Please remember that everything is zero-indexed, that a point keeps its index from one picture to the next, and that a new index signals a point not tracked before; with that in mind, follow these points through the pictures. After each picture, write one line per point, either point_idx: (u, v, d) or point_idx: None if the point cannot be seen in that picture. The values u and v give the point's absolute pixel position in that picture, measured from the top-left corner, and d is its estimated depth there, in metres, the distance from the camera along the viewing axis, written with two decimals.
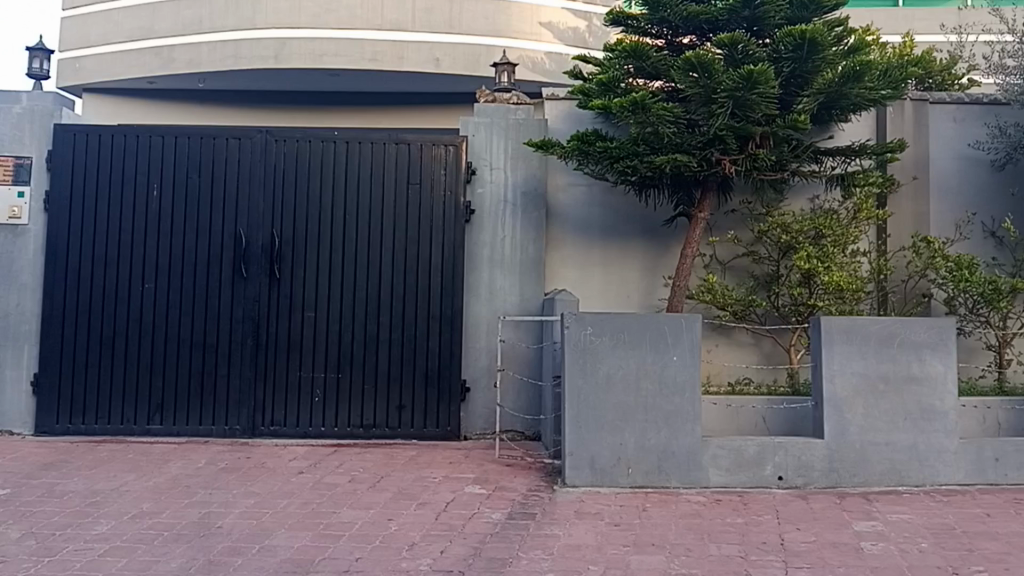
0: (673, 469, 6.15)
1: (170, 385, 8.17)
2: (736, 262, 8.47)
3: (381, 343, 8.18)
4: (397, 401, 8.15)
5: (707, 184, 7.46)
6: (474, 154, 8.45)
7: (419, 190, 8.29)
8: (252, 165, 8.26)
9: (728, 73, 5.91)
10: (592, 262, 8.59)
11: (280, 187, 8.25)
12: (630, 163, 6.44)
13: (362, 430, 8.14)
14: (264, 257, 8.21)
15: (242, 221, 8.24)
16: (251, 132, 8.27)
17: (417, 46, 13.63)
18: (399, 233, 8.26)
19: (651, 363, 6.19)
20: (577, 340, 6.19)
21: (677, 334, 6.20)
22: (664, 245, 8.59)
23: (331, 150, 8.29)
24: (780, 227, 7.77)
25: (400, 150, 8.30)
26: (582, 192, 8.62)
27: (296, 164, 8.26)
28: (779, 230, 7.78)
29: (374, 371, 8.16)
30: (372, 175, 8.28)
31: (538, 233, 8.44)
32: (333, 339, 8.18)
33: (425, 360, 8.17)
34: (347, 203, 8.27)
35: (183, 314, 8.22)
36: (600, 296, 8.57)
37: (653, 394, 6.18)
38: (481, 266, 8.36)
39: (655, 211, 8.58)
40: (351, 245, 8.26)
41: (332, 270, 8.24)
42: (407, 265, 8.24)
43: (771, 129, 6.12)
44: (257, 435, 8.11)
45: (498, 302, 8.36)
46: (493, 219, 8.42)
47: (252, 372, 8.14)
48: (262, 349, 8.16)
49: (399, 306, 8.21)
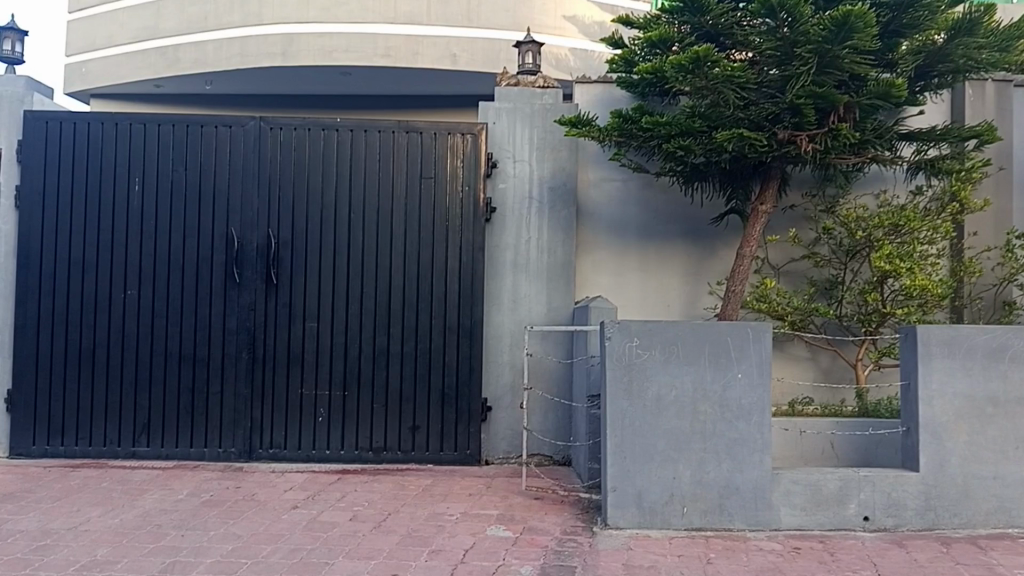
0: (739, 506, 5.19)
1: (158, 404, 7.20)
2: (792, 267, 7.35)
3: (394, 357, 7.19)
4: (411, 421, 7.16)
5: (768, 170, 6.39)
6: (494, 145, 7.40)
7: (434, 185, 7.28)
8: (245, 159, 7.26)
9: (815, 21, 4.97)
10: (627, 267, 7.49)
11: (278, 182, 7.25)
12: (684, 142, 5.49)
13: (372, 454, 7.16)
14: (259, 261, 7.23)
15: (235, 219, 7.25)
16: (242, 119, 7.26)
17: (433, 40, 11.61)
18: (413, 232, 7.27)
19: (711, 382, 5.24)
20: (622, 354, 5.23)
21: (741, 344, 5.24)
22: (711, 249, 7.49)
23: (333, 140, 7.29)
24: (853, 221, 6.77)
25: (412, 139, 7.29)
26: (617, 188, 7.53)
27: (293, 156, 7.25)
28: (853, 225, 6.78)
29: (385, 389, 7.17)
30: (380, 168, 7.28)
31: (568, 234, 7.38)
32: (339, 353, 7.19)
33: (442, 377, 7.18)
34: (353, 200, 7.27)
35: (171, 325, 7.24)
36: (639, 306, 7.48)
37: (713, 419, 5.22)
38: (504, 271, 7.37)
39: (702, 207, 7.50)
40: (358, 248, 7.25)
41: (337, 276, 7.24)
42: (421, 269, 7.25)
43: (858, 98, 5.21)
44: (255, 458, 7.15)
45: (522, 311, 7.35)
46: (517, 218, 7.39)
47: (247, 390, 7.16)
48: (259, 364, 7.18)
49: (412, 315, 7.22)
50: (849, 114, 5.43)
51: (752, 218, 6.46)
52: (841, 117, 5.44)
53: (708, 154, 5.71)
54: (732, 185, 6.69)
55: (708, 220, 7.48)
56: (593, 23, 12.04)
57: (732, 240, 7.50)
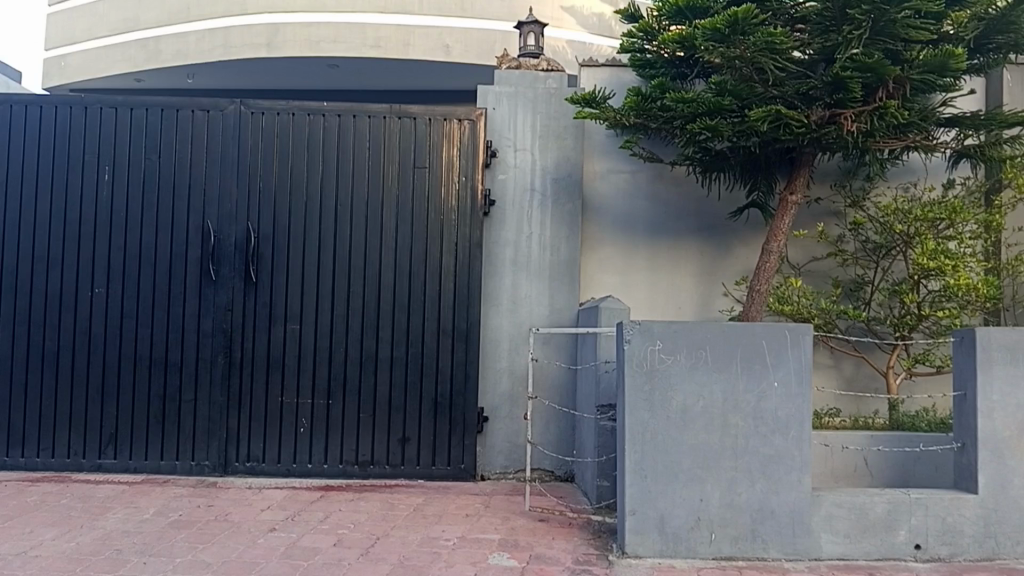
0: (775, 532, 4.70)
1: (127, 412, 6.57)
2: (814, 267, 6.59)
3: (383, 363, 6.55)
4: (400, 432, 6.52)
5: (800, 156, 5.72)
6: (494, 132, 6.78)
7: (428, 175, 6.62)
8: (223, 145, 6.62)
9: None
10: (635, 266, 6.83)
11: (258, 171, 6.60)
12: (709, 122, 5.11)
13: (357, 468, 6.52)
14: (238, 257, 6.57)
15: (212, 211, 6.60)
16: (221, 102, 6.63)
17: (426, 31, 10.74)
18: (405, 226, 6.61)
19: (743, 392, 4.77)
20: (644, 359, 4.78)
21: (777, 348, 4.78)
22: (727, 248, 6.83)
23: (320, 126, 6.62)
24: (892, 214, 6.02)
25: (406, 125, 6.63)
26: (625, 180, 6.88)
27: (275, 141, 6.61)
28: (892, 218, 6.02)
29: (373, 397, 6.54)
30: (370, 158, 6.62)
31: (572, 229, 6.74)
32: (324, 359, 6.55)
33: (435, 384, 6.55)
34: (339, 191, 6.61)
35: (141, 326, 6.61)
36: (648, 308, 6.81)
37: (746, 434, 4.75)
38: (502, 269, 6.72)
39: (720, 201, 6.85)
40: (345, 242, 6.60)
41: (322, 274, 6.59)
42: (414, 266, 6.60)
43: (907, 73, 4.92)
44: (230, 473, 6.51)
45: (522, 314, 6.70)
46: (518, 212, 6.75)
47: (224, 399, 6.53)
48: (236, 370, 6.55)
49: (403, 317, 6.58)
50: (897, 91, 5.05)
51: (780, 209, 5.83)
52: (888, 94, 5.05)
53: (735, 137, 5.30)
54: (754, 178, 6.08)
55: (726, 215, 6.82)
56: (592, 14, 11.25)
57: (750, 235, 6.84)
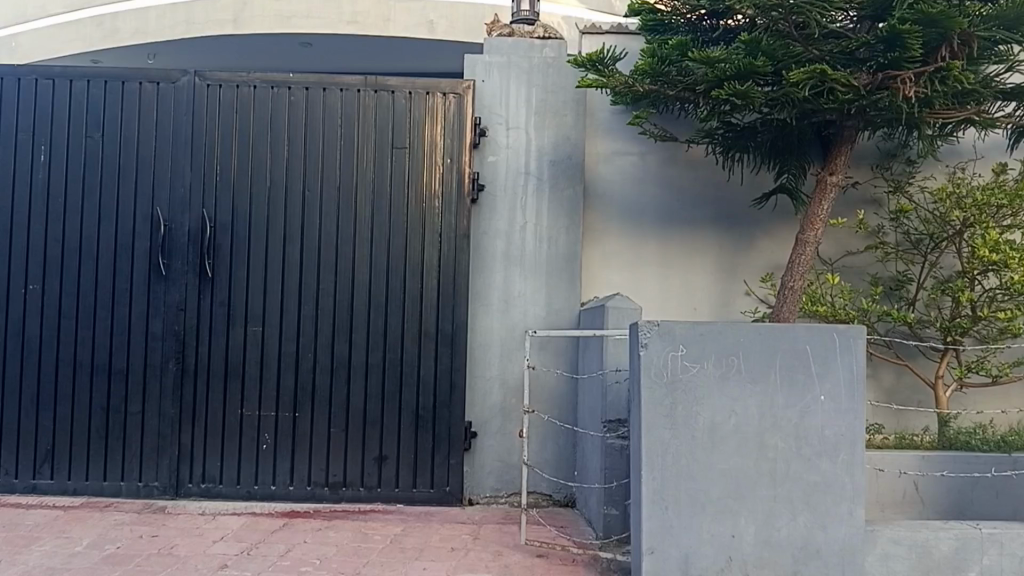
0: (820, 575, 3.97)
1: (66, 426, 5.75)
2: (850, 262, 5.90)
3: (358, 370, 5.71)
4: (377, 450, 5.68)
5: (842, 133, 5.01)
6: (483, 108, 5.99)
7: (407, 156, 5.81)
8: (175, 121, 5.79)
9: None
10: (644, 261, 6.06)
11: (214, 152, 5.77)
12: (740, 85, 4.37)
13: (328, 491, 5.65)
14: (191, 249, 5.74)
15: (162, 197, 5.77)
16: (173, 73, 5.82)
17: (407, 6, 9.88)
18: (381, 215, 5.79)
19: (783, 408, 4.02)
20: (665, 368, 4.01)
21: (823, 354, 4.04)
22: (749, 240, 6.06)
23: (285, 100, 5.81)
24: (944, 199, 5.30)
25: (383, 100, 5.83)
26: (634, 163, 6.10)
27: (234, 118, 5.79)
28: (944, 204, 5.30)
29: (345, 409, 5.69)
30: (342, 136, 5.81)
31: (573, 217, 5.95)
32: (288, 366, 5.70)
33: (415, 396, 5.71)
34: (306, 173, 5.78)
35: (82, 327, 5.79)
36: (658, 308, 6.05)
37: (786, 457, 4.01)
38: (493, 265, 5.92)
39: (742, 187, 6.07)
40: (314, 233, 5.77)
41: (287, 269, 5.75)
42: (393, 261, 5.78)
43: (976, 28, 4.14)
44: (182, 495, 5.65)
45: (516, 314, 5.89)
46: (511, 199, 5.96)
47: (175, 411, 5.68)
48: (189, 378, 5.70)
49: (381, 318, 5.75)
50: (962, 50, 4.28)
51: (818, 192, 5.09)
52: (952, 53, 4.31)
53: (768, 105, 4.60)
54: (782, 155, 5.36)
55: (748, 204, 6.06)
56: None
57: (774, 224, 6.06)
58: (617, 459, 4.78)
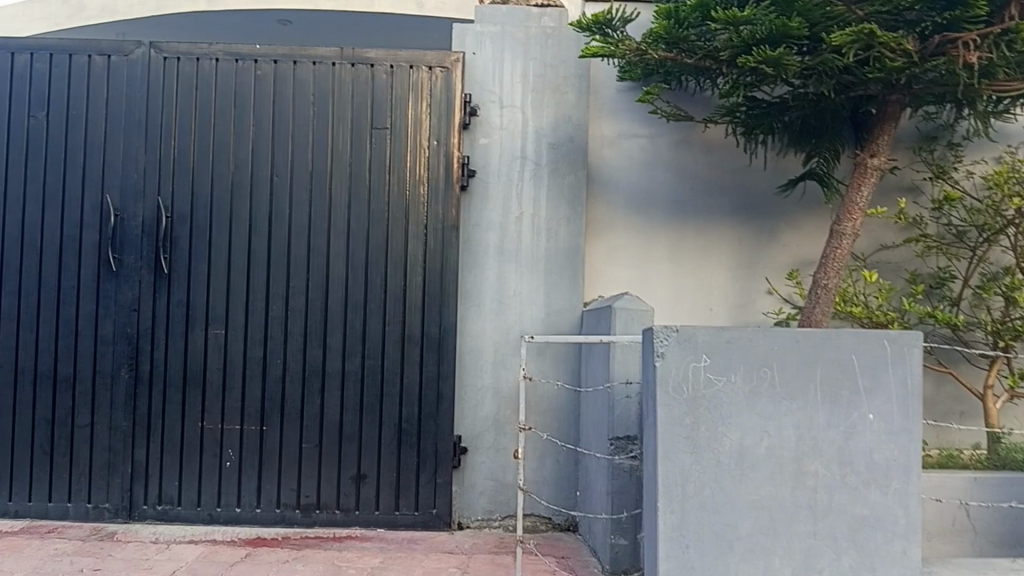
0: None
1: (6, 440, 5.11)
2: (885, 257, 5.40)
3: (333, 379, 5.09)
4: (354, 468, 5.05)
5: (886, 110, 4.48)
6: (474, 83, 5.37)
7: (389, 138, 5.18)
8: (128, 99, 5.17)
9: None
10: (655, 256, 5.50)
11: (171, 132, 5.14)
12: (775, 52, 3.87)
13: (299, 513, 5.03)
14: (145, 242, 5.12)
15: (113, 183, 5.15)
16: (126, 45, 5.18)
17: None
18: (359, 203, 5.16)
19: (824, 429, 3.40)
20: (686, 381, 3.38)
21: (872, 366, 3.42)
22: (773, 229, 5.53)
23: (251, 75, 5.18)
24: (1001, 185, 4.75)
25: (360, 74, 5.20)
26: (644, 146, 5.54)
27: (194, 95, 5.17)
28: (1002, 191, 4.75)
29: (318, 422, 5.06)
30: (315, 116, 5.18)
31: (574, 206, 5.33)
32: (255, 373, 5.07)
33: (398, 406, 5.09)
34: (276, 157, 5.15)
35: (24, 328, 5.16)
36: (671, 308, 5.49)
37: (828, 487, 3.39)
38: (486, 259, 5.29)
39: (767, 170, 5.55)
40: (283, 224, 5.13)
41: (253, 265, 5.12)
42: (372, 256, 5.14)
43: None
44: (136, 518, 5.01)
45: (511, 316, 5.27)
46: (505, 186, 5.33)
47: (128, 424, 5.05)
48: (144, 387, 5.06)
49: (359, 319, 5.12)
50: None
51: (856, 176, 4.54)
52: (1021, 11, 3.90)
53: (803, 75, 4.16)
54: (810, 138, 4.89)
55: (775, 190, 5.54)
56: None
57: (800, 214, 5.56)
58: (623, 481, 4.22)
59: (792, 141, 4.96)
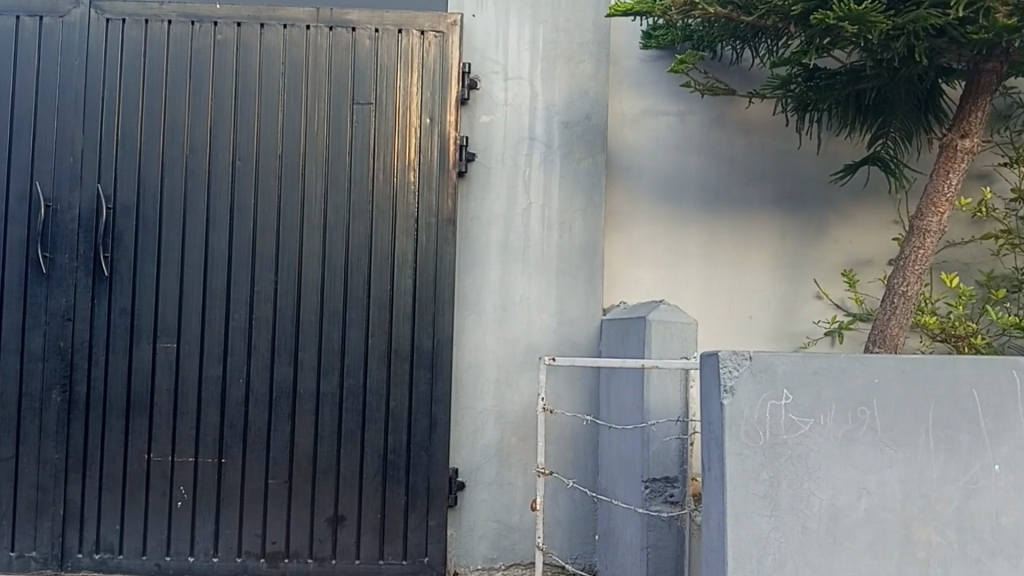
0: None
1: None
2: (955, 257, 4.69)
3: (306, 402, 4.26)
4: (331, 508, 4.24)
5: (979, 81, 3.76)
6: (474, 52, 4.56)
7: (373, 114, 4.35)
8: (62, 68, 4.30)
9: None
10: (683, 254, 4.76)
11: (113, 108, 4.29)
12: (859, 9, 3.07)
13: (264, 563, 4.21)
14: (82, 240, 4.27)
15: (44, 168, 4.28)
16: (61, 5, 4.33)
17: None
18: (338, 193, 4.32)
19: (938, 486, 2.60)
20: (762, 424, 2.57)
21: (997, 404, 2.63)
22: (821, 223, 4.80)
23: (209, 41, 4.32)
24: None
25: (340, 40, 4.37)
26: (671, 126, 4.79)
27: (141, 63, 4.31)
28: None
29: (288, 453, 4.24)
30: (285, 89, 4.34)
31: (592, 196, 4.52)
32: (213, 396, 4.24)
33: (383, 435, 4.27)
34: (238, 137, 4.30)
35: None
36: (704, 315, 4.76)
37: (944, 561, 2.58)
38: (487, 259, 4.48)
39: (819, 155, 4.80)
40: (247, 217, 4.30)
41: (212, 266, 4.28)
42: (353, 254, 4.32)
43: None
44: (70, 570, 4.19)
45: (516, 326, 4.46)
46: (510, 173, 4.52)
47: (61, 456, 4.21)
48: (80, 413, 4.23)
49: (337, 329, 4.30)
50: None
51: (942, 161, 3.78)
52: None
53: (889, 40, 3.43)
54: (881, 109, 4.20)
55: (830, 179, 4.80)
56: None
57: (852, 207, 4.81)
58: (659, 532, 3.47)
59: (856, 115, 4.27)
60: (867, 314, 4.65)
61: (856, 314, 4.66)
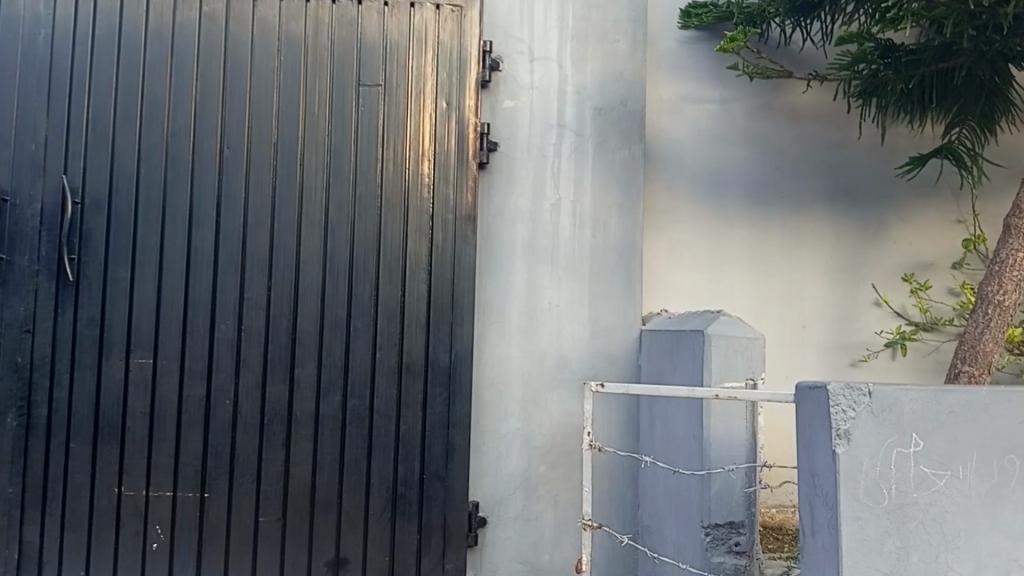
0: None
1: None
2: None
3: (304, 426, 3.72)
4: (332, 550, 3.70)
5: None
6: (496, 28, 4.01)
7: (381, 97, 3.82)
8: (19, 39, 3.70)
9: None
10: (729, 257, 4.22)
11: (82, 87, 3.72)
12: None
13: None
14: (44, 239, 3.69)
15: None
16: None
17: None
18: (341, 187, 3.78)
19: None
20: (885, 480, 2.12)
21: None
22: (882, 224, 4.27)
23: (195, 11, 3.77)
24: None
25: (344, 12, 3.82)
26: (714, 113, 4.24)
27: (116, 36, 3.74)
28: None
29: (283, 485, 3.69)
30: (281, 67, 3.78)
31: (628, 191, 4.01)
32: (195, 419, 3.68)
33: (393, 464, 3.75)
34: (226, 122, 3.74)
35: None
36: (752, 326, 4.20)
37: None
38: (512, 258, 3.92)
39: (882, 146, 4.28)
40: (236, 213, 3.73)
41: (195, 269, 3.72)
42: (359, 258, 3.77)
43: None
44: None
45: (545, 335, 3.91)
46: (536, 164, 3.97)
47: (17, 490, 3.62)
48: (40, 439, 3.64)
49: (339, 342, 3.75)
50: None
51: None
52: None
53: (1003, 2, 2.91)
54: (957, 99, 3.61)
55: (893, 173, 4.28)
56: None
57: (917, 206, 4.28)
58: None
59: (934, 101, 3.71)
60: (932, 324, 4.17)
61: (920, 323, 4.18)
